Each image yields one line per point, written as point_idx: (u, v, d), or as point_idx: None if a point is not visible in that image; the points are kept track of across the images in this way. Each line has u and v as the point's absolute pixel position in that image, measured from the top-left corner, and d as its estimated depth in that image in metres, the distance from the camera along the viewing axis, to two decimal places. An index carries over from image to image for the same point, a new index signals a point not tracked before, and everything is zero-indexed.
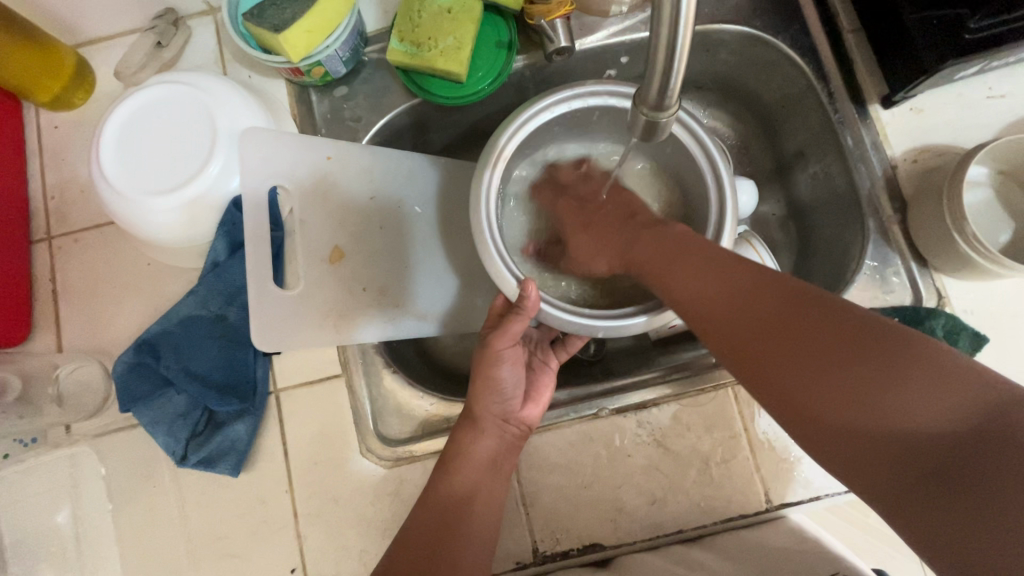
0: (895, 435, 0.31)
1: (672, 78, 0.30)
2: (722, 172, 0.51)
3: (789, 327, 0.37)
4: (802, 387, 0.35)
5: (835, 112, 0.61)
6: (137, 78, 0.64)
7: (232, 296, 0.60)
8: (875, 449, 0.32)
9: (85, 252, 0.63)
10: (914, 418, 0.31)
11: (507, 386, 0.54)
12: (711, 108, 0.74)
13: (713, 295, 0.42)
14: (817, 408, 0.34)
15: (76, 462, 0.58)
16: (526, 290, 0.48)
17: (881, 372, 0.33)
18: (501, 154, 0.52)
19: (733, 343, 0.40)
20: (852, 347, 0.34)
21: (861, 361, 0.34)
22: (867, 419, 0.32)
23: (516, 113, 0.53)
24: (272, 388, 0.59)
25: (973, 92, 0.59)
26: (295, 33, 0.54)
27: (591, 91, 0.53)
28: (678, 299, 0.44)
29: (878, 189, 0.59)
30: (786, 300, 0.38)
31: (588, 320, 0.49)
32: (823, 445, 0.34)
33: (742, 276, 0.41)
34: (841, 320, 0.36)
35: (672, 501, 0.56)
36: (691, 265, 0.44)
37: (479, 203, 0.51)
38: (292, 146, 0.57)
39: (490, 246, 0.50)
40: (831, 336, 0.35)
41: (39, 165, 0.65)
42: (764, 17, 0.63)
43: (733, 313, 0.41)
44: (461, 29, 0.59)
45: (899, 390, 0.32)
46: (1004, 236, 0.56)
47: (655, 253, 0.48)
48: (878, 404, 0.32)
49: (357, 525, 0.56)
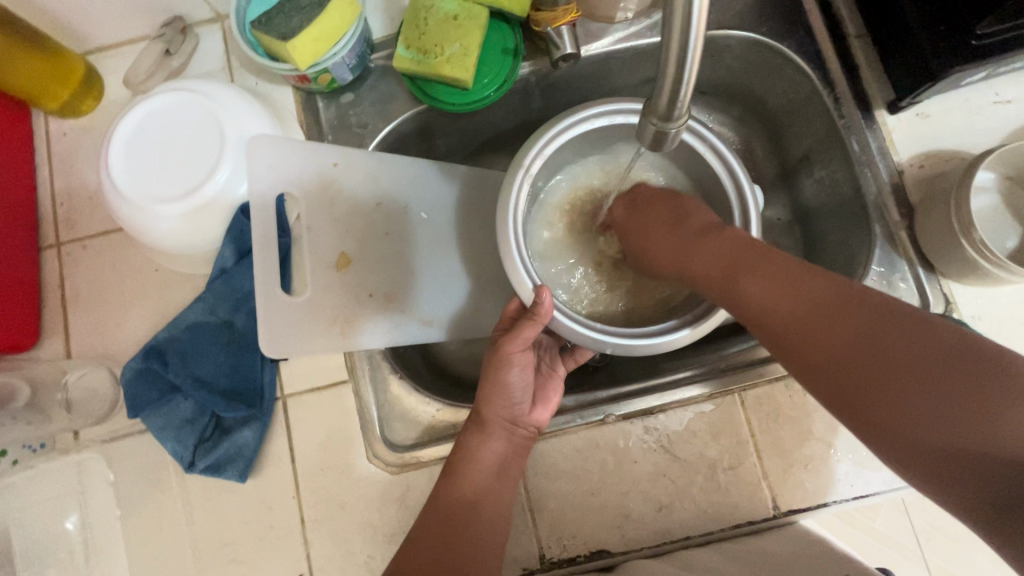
0: (987, 451, 0.32)
1: (683, 89, 0.30)
2: (739, 183, 0.51)
3: (871, 338, 0.38)
4: (881, 400, 0.36)
5: (841, 117, 0.61)
6: (146, 86, 0.65)
7: (240, 302, 0.60)
8: (954, 461, 0.33)
9: (93, 258, 0.63)
10: (1005, 438, 0.32)
11: (516, 391, 0.54)
12: (715, 113, 0.75)
13: (783, 304, 0.42)
14: (902, 422, 0.35)
15: (84, 468, 0.58)
16: (542, 296, 0.49)
17: (969, 391, 0.33)
18: (527, 167, 0.52)
19: (806, 356, 0.40)
20: (935, 363, 0.35)
21: (950, 377, 0.34)
22: (955, 435, 0.33)
23: (546, 126, 0.53)
24: (278, 394, 0.59)
25: (980, 98, 0.59)
26: (302, 41, 0.55)
27: (618, 106, 0.53)
28: (744, 306, 0.44)
29: (884, 194, 0.59)
30: (869, 313, 0.39)
31: (599, 333, 0.49)
32: (906, 457, 0.35)
33: (818, 287, 0.41)
34: (928, 335, 0.36)
35: (679, 507, 0.55)
36: (758, 270, 0.44)
37: (506, 215, 0.51)
38: (299, 153, 0.58)
39: (517, 259, 0.50)
40: (917, 350, 0.36)
41: (48, 173, 0.65)
42: (769, 23, 0.63)
43: (806, 322, 0.40)
44: (467, 36, 0.59)
45: (990, 411, 0.33)
46: (1011, 242, 0.56)
47: (715, 257, 0.47)
48: (969, 421, 0.33)
49: (364, 531, 0.56)
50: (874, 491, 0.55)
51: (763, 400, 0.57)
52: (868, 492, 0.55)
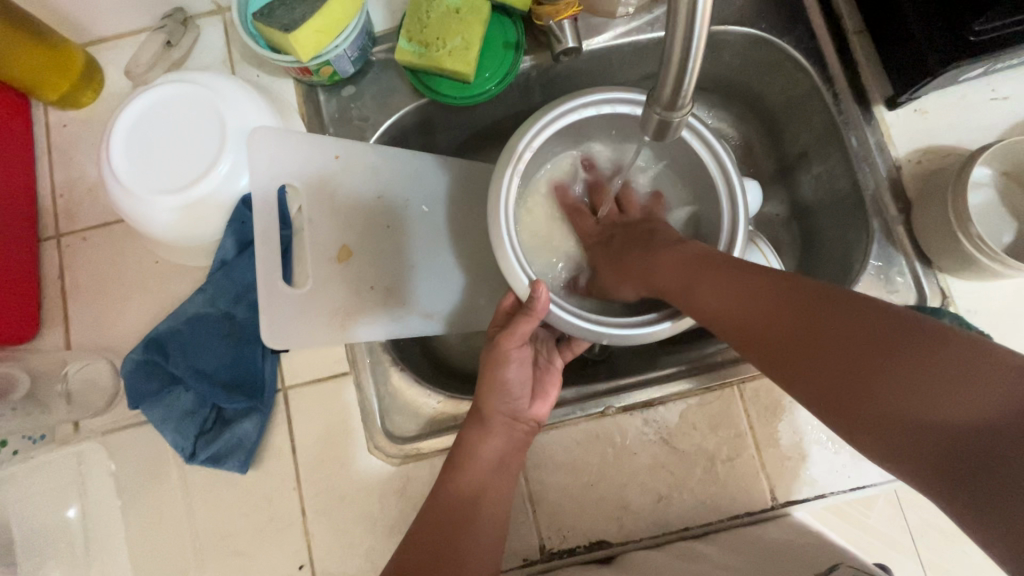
0: (929, 424, 0.31)
1: (687, 77, 0.30)
2: (732, 176, 0.52)
3: (809, 330, 0.38)
4: (832, 388, 0.36)
5: (839, 113, 0.62)
6: (146, 77, 0.65)
7: (240, 294, 0.60)
8: (916, 441, 0.31)
9: (93, 250, 0.63)
10: (946, 409, 0.31)
11: (513, 385, 0.54)
12: (714, 109, 0.75)
13: (733, 306, 0.43)
14: (853, 403, 0.34)
15: (84, 459, 0.58)
16: (537, 291, 0.49)
17: (907, 365, 0.33)
18: (519, 157, 0.53)
19: (763, 355, 0.41)
20: (872, 345, 0.34)
21: (884, 356, 0.34)
22: (899, 408, 0.32)
23: (540, 113, 0.53)
24: (279, 386, 0.59)
25: (977, 94, 0.60)
26: (305, 33, 0.55)
27: (614, 97, 0.53)
28: (705, 317, 0.45)
29: (882, 190, 0.60)
30: (809, 306, 0.39)
31: (596, 325, 0.50)
32: (864, 438, 0.34)
33: (764, 284, 0.42)
34: (864, 315, 0.36)
35: (678, 499, 0.56)
36: (710, 278, 0.45)
37: (496, 204, 0.51)
38: (301, 145, 0.58)
39: (507, 245, 0.50)
40: (850, 333, 0.36)
41: (48, 164, 0.65)
42: (769, 19, 0.63)
43: (754, 320, 0.41)
44: (469, 29, 0.59)
45: (927, 382, 0.32)
46: (1007, 237, 0.57)
47: (672, 268, 0.48)
48: (909, 394, 0.32)
49: (364, 523, 0.57)
50: (869, 483, 0.55)
51: (762, 393, 0.57)
52: (863, 484, 0.55)
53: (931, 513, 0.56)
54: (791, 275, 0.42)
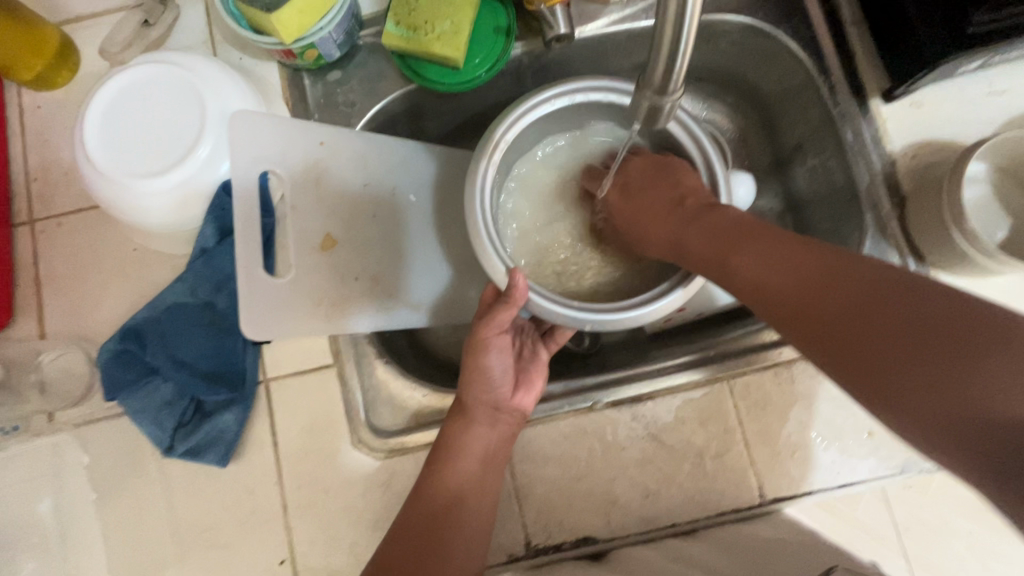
0: (984, 414, 0.31)
1: (678, 60, 0.29)
2: (717, 167, 0.51)
3: (863, 307, 0.37)
4: (883, 370, 0.35)
5: (836, 106, 0.60)
6: (124, 57, 0.63)
7: (221, 283, 0.59)
8: (966, 430, 0.32)
9: (69, 236, 0.61)
10: (1010, 400, 0.31)
11: (495, 375, 0.53)
12: (710, 100, 0.74)
13: (777, 278, 0.42)
14: (907, 392, 0.34)
15: (59, 451, 0.56)
16: (514, 278, 0.48)
17: (966, 354, 0.33)
18: (497, 145, 0.51)
19: (803, 331, 0.40)
20: (937, 332, 0.34)
21: (942, 345, 0.33)
22: (955, 398, 0.32)
23: (514, 104, 0.52)
24: (261, 377, 0.58)
25: (974, 87, 0.59)
26: (287, 14, 0.53)
27: (590, 85, 0.52)
28: (740, 287, 0.44)
29: (876, 183, 0.59)
30: (862, 284, 0.38)
31: (577, 312, 0.48)
32: (908, 425, 0.35)
33: (814, 258, 0.41)
34: (923, 300, 0.35)
35: (666, 495, 0.55)
36: (752, 249, 0.44)
37: (473, 194, 0.50)
38: (282, 130, 0.56)
39: (484, 237, 0.49)
40: (907, 317, 0.35)
41: (21, 146, 0.63)
42: (765, 8, 0.62)
43: (797, 293, 0.41)
44: (459, 13, 0.57)
45: (989, 372, 0.31)
46: (1001, 233, 0.56)
47: (707, 236, 0.47)
48: (969, 383, 0.32)
49: (347, 517, 0.55)
50: (858, 479, 0.55)
51: (752, 389, 0.57)
52: (852, 481, 0.55)
53: (919, 510, 0.55)
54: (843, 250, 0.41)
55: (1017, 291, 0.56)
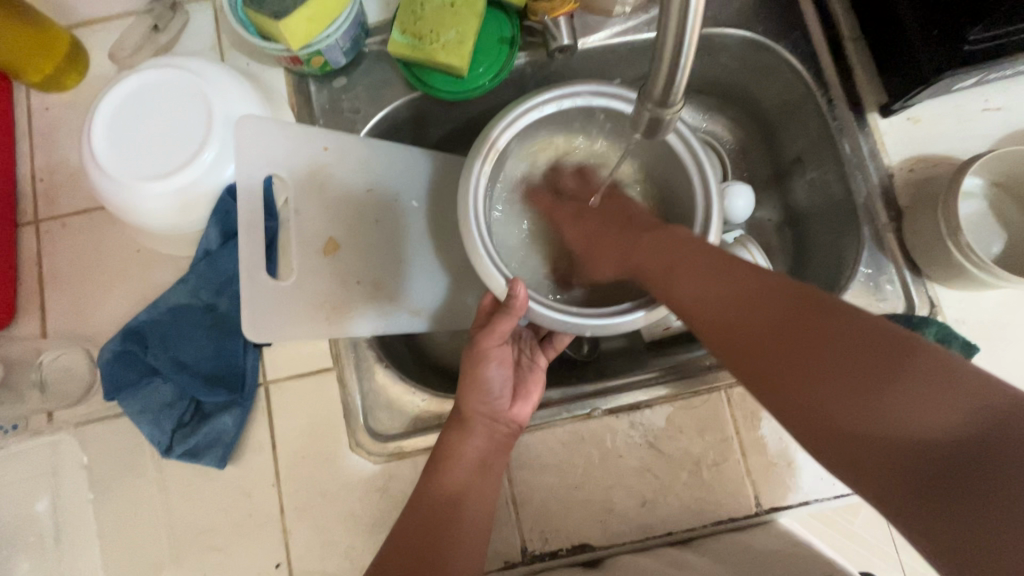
0: (894, 434, 0.31)
1: (679, 72, 0.29)
2: (711, 178, 0.51)
3: (786, 323, 0.37)
4: (802, 385, 0.35)
5: (834, 119, 0.61)
6: (133, 61, 0.63)
7: (223, 285, 0.59)
8: (875, 447, 0.32)
9: (73, 237, 0.62)
10: (914, 420, 0.31)
11: (493, 384, 0.53)
12: (710, 112, 0.75)
13: (711, 297, 0.42)
14: (819, 407, 0.34)
15: (58, 450, 0.56)
16: (514, 289, 0.49)
17: (877, 373, 0.33)
18: (492, 147, 0.53)
19: (732, 349, 0.40)
20: (854, 350, 0.34)
21: (855, 363, 0.33)
22: (870, 416, 0.32)
23: (511, 106, 0.53)
24: (261, 380, 0.58)
25: (971, 104, 0.60)
26: (295, 21, 0.54)
27: (586, 91, 0.53)
28: (681, 305, 0.45)
29: (874, 196, 0.60)
30: (784, 304, 0.38)
31: (576, 318, 0.49)
32: (826, 447, 0.34)
33: (747, 277, 0.42)
34: (846, 320, 0.36)
35: (662, 503, 0.55)
36: (693, 269, 0.45)
37: (466, 193, 0.51)
38: (287, 135, 0.57)
39: (477, 239, 0.50)
40: (825, 335, 0.35)
41: (28, 148, 0.63)
42: (766, 23, 0.63)
43: (728, 310, 0.41)
44: (465, 23, 0.58)
45: (898, 392, 0.32)
46: (996, 247, 0.57)
47: (655, 256, 0.48)
48: (882, 400, 0.32)
49: (344, 521, 0.56)
50: (855, 491, 0.55)
51: (749, 398, 0.57)
52: (849, 492, 0.55)
53: None
54: (774, 272, 0.41)
55: (1013, 304, 0.56)
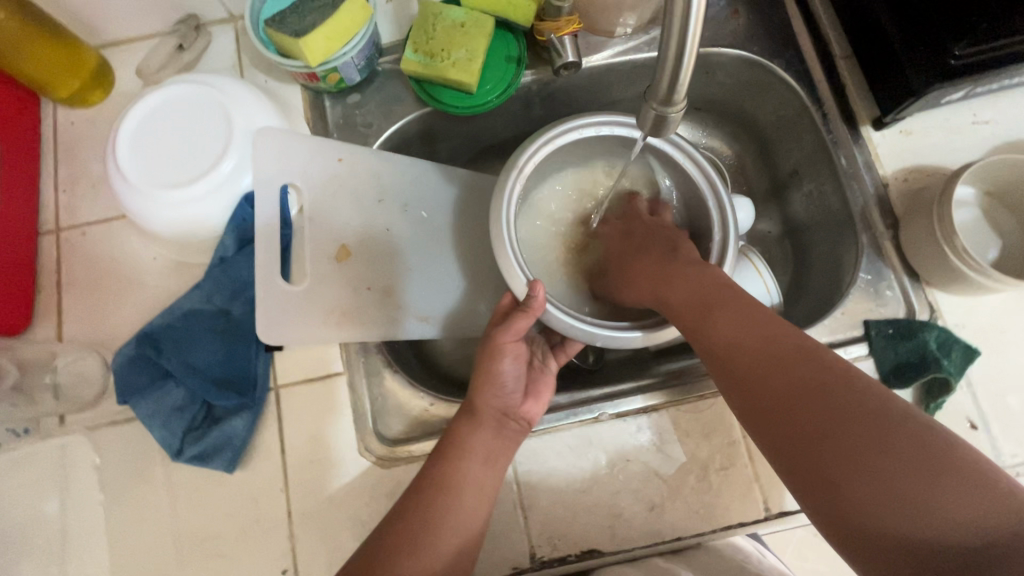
0: (921, 528, 0.32)
1: (682, 72, 0.31)
2: (722, 195, 0.54)
3: (822, 394, 0.38)
4: (824, 456, 0.37)
5: (829, 133, 0.64)
6: (157, 78, 0.66)
7: (237, 291, 0.60)
8: (882, 535, 0.33)
9: (92, 245, 0.63)
10: (944, 519, 0.32)
11: (506, 380, 0.54)
12: (708, 129, 0.78)
13: (746, 348, 0.43)
14: (836, 482, 0.36)
15: (68, 453, 0.57)
16: (536, 290, 0.50)
17: (913, 468, 0.34)
18: (521, 170, 0.54)
19: (763, 413, 0.41)
20: (883, 435, 0.35)
21: (891, 450, 0.35)
22: (883, 505, 0.34)
23: (539, 132, 0.55)
24: (271, 384, 0.59)
25: (960, 117, 0.62)
26: (315, 39, 0.57)
27: (607, 120, 0.56)
28: (710, 347, 0.45)
29: (869, 205, 0.62)
30: (819, 372, 0.39)
31: (591, 327, 0.51)
32: (846, 530, 0.35)
33: (785, 338, 0.42)
34: (880, 401, 0.37)
35: (670, 508, 0.55)
36: (730, 317, 0.45)
37: (499, 212, 0.52)
38: (305, 146, 0.59)
39: (511, 257, 0.51)
40: (862, 415, 0.36)
41: (53, 160, 0.66)
42: (760, 44, 0.67)
43: (763, 371, 0.42)
44: (474, 42, 0.61)
45: (934, 489, 0.33)
46: (993, 252, 0.58)
47: (689, 294, 0.49)
48: (896, 493, 0.34)
49: (351, 527, 0.55)
50: None
51: None
52: None
53: None
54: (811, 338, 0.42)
55: (1011, 310, 0.58)
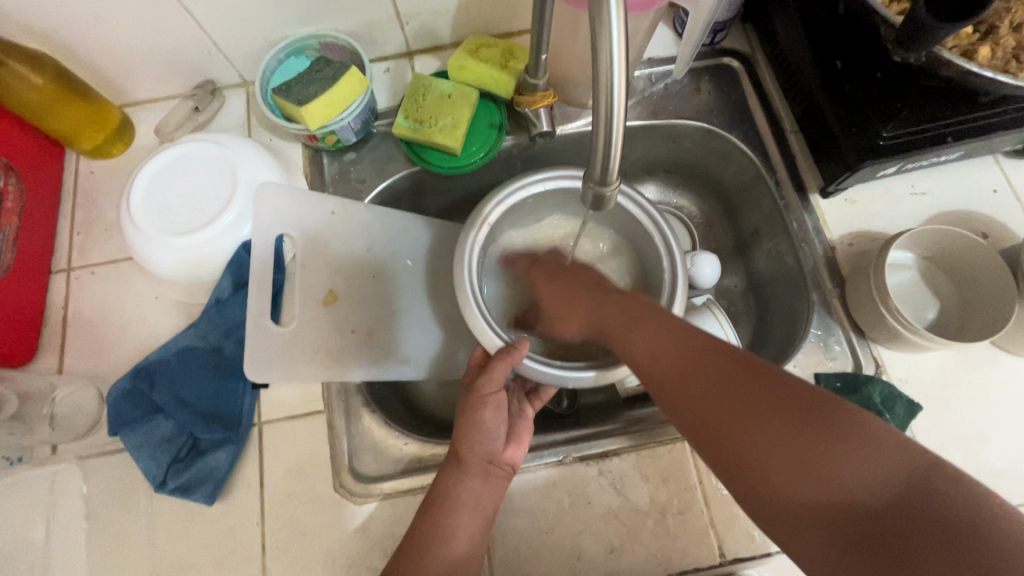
0: (834, 503, 0.33)
1: (611, 159, 0.37)
2: (672, 242, 0.59)
3: (732, 388, 0.39)
4: (747, 450, 0.37)
5: (782, 199, 0.70)
6: (173, 136, 0.73)
7: (230, 330, 0.65)
8: (811, 514, 0.34)
9: (100, 283, 0.68)
10: (855, 490, 0.33)
11: (489, 428, 0.57)
12: (678, 189, 0.84)
13: (663, 357, 0.44)
14: (760, 470, 0.36)
15: (58, 481, 0.59)
16: (519, 347, 0.54)
17: (817, 445, 0.34)
18: (485, 220, 0.60)
19: (689, 420, 0.41)
20: (795, 417, 0.36)
21: (796, 433, 0.35)
22: (802, 483, 0.34)
23: (500, 187, 0.61)
24: (256, 420, 0.62)
25: (899, 188, 0.68)
26: (315, 107, 0.64)
27: (560, 175, 0.62)
28: (634, 360, 0.46)
29: (819, 266, 0.67)
30: (726, 369, 0.40)
31: (559, 371, 0.55)
32: (780, 519, 0.35)
33: (690, 339, 0.43)
34: (786, 385, 0.38)
35: (629, 550, 0.57)
36: (643, 327, 0.46)
37: (461, 261, 0.58)
38: (301, 200, 0.65)
39: (473, 305, 0.56)
40: (768, 406, 0.37)
41: (71, 205, 0.72)
42: (719, 117, 0.74)
43: (678, 378, 0.42)
44: (459, 111, 0.68)
45: (838, 456, 0.34)
46: (931, 312, 0.63)
47: (609, 311, 0.50)
48: (811, 467, 0.34)
49: (322, 561, 0.58)
50: None
51: None
52: None
53: None
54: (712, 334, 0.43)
55: (950, 366, 0.61)
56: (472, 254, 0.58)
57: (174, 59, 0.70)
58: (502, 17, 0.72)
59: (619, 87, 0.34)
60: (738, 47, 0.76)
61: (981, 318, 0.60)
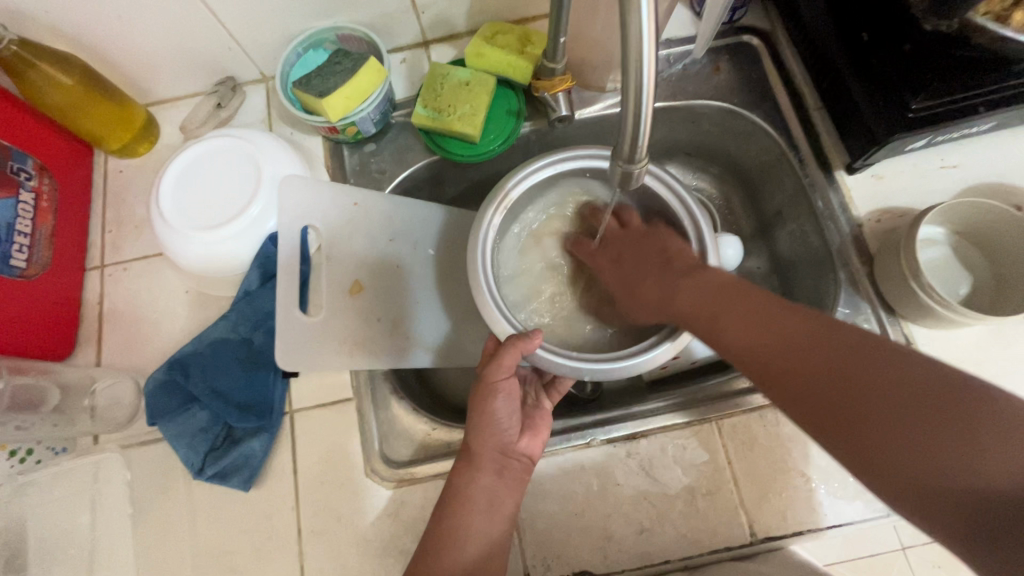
0: (977, 487, 0.33)
1: (640, 137, 0.37)
2: (704, 226, 0.57)
3: (841, 369, 0.39)
4: (867, 431, 0.36)
5: (806, 177, 0.69)
6: (198, 132, 0.75)
7: (260, 321, 0.66)
8: (946, 496, 0.33)
9: (133, 279, 0.70)
10: (995, 473, 0.32)
11: (500, 418, 0.56)
12: (698, 171, 0.84)
13: (759, 342, 0.44)
14: (882, 453, 0.36)
15: (101, 469, 0.61)
16: (531, 337, 0.53)
17: (949, 426, 0.34)
18: (505, 199, 0.60)
19: (796, 400, 0.41)
20: (917, 399, 0.35)
21: (927, 415, 0.35)
22: (931, 466, 0.34)
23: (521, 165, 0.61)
24: (287, 409, 0.64)
25: (928, 162, 0.66)
26: (335, 99, 0.64)
27: (576, 155, 0.61)
28: (725, 347, 0.46)
29: (846, 244, 0.66)
30: (835, 349, 0.40)
31: (576, 362, 0.53)
32: (904, 498, 0.35)
33: (795, 322, 0.43)
34: (901, 365, 0.37)
35: (660, 531, 0.58)
36: (735, 312, 0.46)
37: (478, 244, 0.57)
38: (325, 191, 0.65)
39: (486, 292, 0.55)
40: (888, 387, 0.36)
41: (101, 204, 0.73)
42: (740, 95, 0.73)
43: (783, 362, 0.42)
44: (476, 99, 0.68)
45: (968, 437, 0.33)
46: (963, 288, 0.62)
47: (695, 296, 0.50)
48: (940, 450, 0.34)
49: (357, 545, 0.59)
50: (848, 521, 0.57)
51: (739, 429, 0.60)
52: (842, 522, 0.57)
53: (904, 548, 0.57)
54: (819, 315, 0.43)
55: (984, 342, 0.60)
56: (489, 235, 0.58)
57: (195, 56, 0.71)
58: (517, 3, 0.72)
59: (649, 64, 0.34)
60: (758, 24, 0.75)
61: (1015, 292, 0.59)
